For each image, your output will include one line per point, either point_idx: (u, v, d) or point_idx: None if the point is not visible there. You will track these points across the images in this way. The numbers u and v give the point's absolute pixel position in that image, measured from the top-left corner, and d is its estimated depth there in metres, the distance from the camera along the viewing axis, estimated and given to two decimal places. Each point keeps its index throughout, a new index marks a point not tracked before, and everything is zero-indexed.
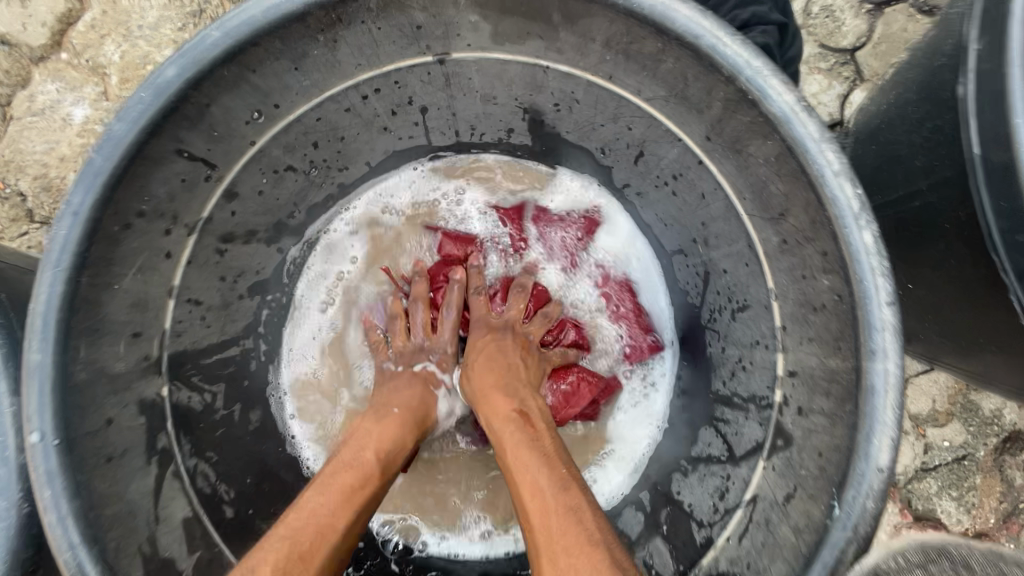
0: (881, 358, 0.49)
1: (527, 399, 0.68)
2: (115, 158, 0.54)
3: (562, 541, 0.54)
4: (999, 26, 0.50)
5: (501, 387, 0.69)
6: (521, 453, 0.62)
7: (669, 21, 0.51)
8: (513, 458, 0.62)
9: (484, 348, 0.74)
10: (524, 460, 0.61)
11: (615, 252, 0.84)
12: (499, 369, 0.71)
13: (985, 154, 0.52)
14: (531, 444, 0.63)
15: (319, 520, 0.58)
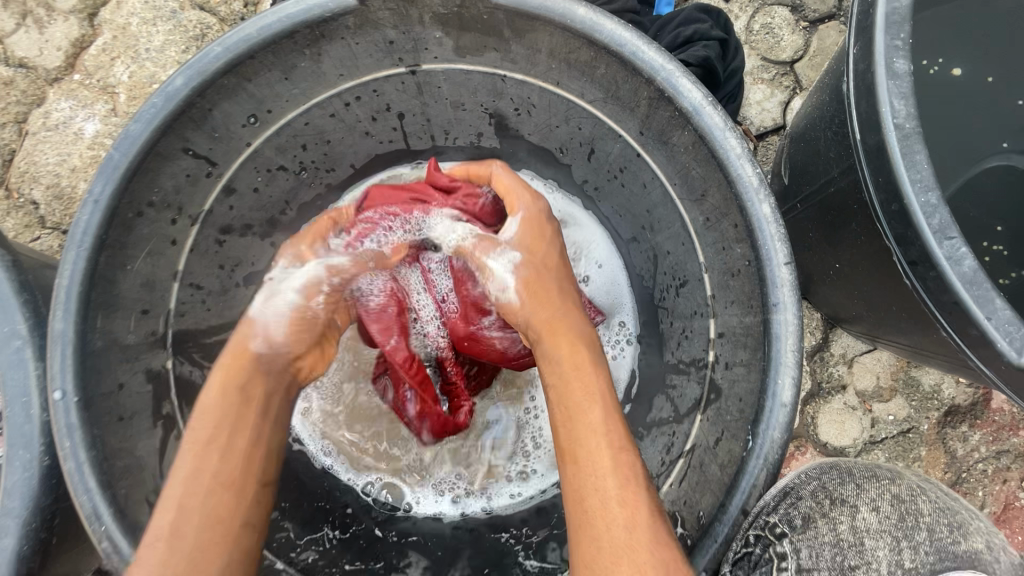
0: (781, 310, 0.58)
1: (592, 342, 0.64)
2: (130, 155, 0.63)
3: (606, 474, 0.54)
4: (870, 33, 0.60)
5: (566, 324, 0.64)
6: (592, 396, 0.59)
7: (596, 32, 0.61)
8: (578, 395, 0.59)
9: (541, 279, 0.67)
10: (586, 401, 0.58)
11: (576, 249, 0.94)
12: (557, 309, 0.65)
13: (864, 139, 0.62)
14: (599, 390, 0.59)
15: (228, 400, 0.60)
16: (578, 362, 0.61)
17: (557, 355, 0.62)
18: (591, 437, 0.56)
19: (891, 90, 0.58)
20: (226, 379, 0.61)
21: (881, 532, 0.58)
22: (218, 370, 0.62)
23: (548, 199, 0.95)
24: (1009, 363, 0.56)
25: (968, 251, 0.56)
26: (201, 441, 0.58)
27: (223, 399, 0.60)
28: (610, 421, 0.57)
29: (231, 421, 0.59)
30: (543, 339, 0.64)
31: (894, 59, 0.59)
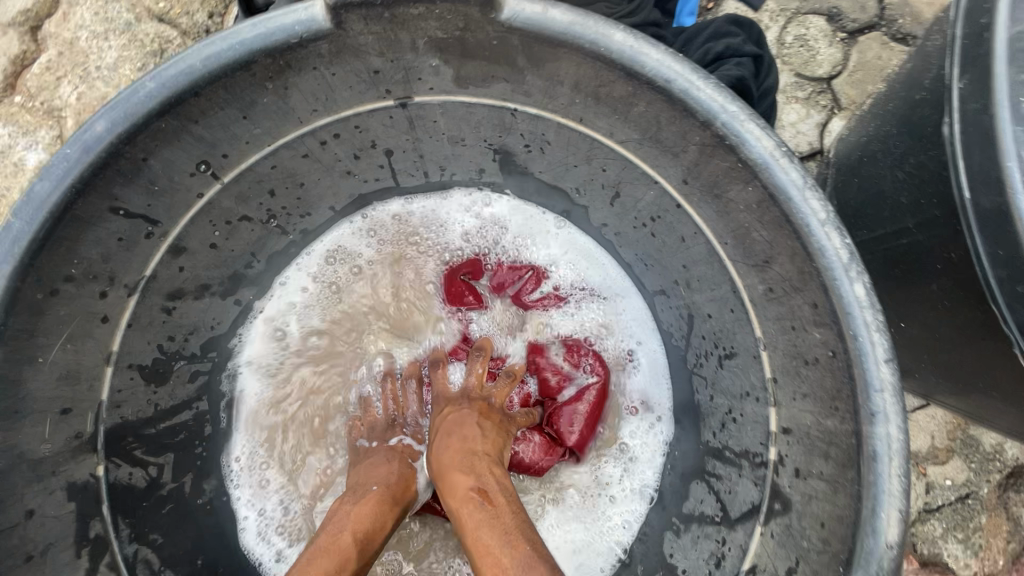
0: (884, 424, 0.45)
1: (490, 472, 0.59)
2: (37, 223, 0.48)
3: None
4: (985, 63, 0.47)
5: (460, 459, 0.60)
6: (480, 530, 0.53)
7: (637, 64, 0.48)
8: (471, 535, 0.54)
9: (445, 420, 0.66)
10: (478, 536, 0.53)
11: (603, 305, 0.80)
12: (458, 444, 0.62)
13: (976, 196, 0.49)
14: (494, 524, 0.54)
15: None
16: (470, 497, 0.56)
17: (453, 497, 0.58)
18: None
19: (1020, 138, 0.45)
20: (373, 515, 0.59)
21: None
22: (367, 502, 0.60)
23: (568, 246, 0.81)
24: None
25: None
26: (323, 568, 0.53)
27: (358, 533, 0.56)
28: (497, 549, 0.51)
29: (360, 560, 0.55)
30: (447, 479, 0.60)
31: (1021, 98, 0.46)
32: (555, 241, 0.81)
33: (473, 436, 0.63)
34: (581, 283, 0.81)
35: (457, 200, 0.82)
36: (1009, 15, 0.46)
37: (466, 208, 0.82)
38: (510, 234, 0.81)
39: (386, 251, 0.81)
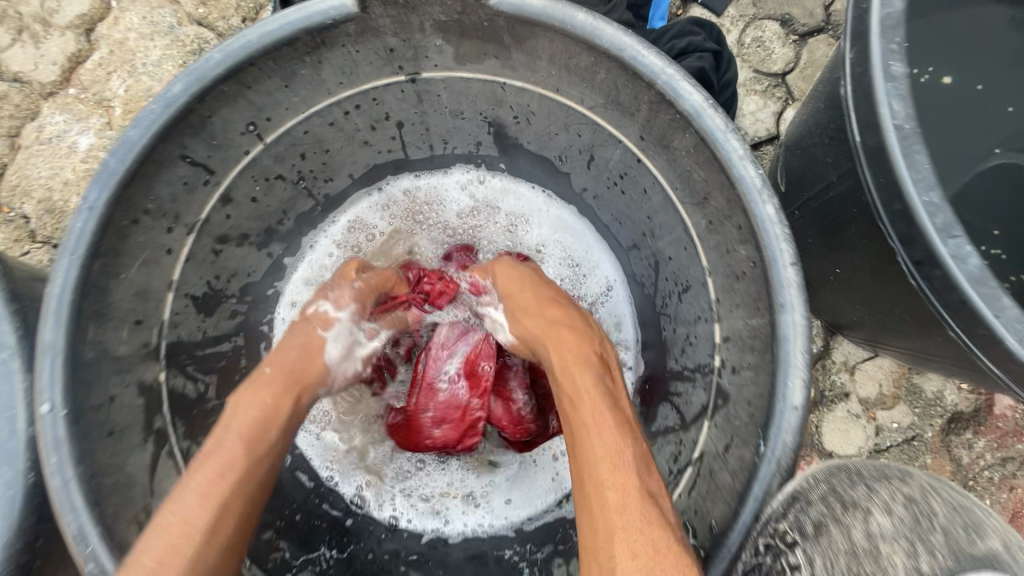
0: (790, 310, 0.57)
1: (587, 344, 0.66)
2: (127, 161, 0.62)
3: (613, 477, 0.55)
4: (866, 38, 0.62)
5: (557, 329, 0.67)
6: (582, 388, 0.61)
7: (597, 38, 0.61)
8: (571, 390, 0.62)
9: (522, 293, 0.72)
10: (581, 391, 0.61)
11: (582, 268, 0.94)
12: (557, 317, 0.68)
13: (864, 140, 0.63)
14: (596, 386, 0.62)
15: (206, 497, 0.56)
16: (577, 363, 0.63)
17: (555, 358, 0.65)
18: (586, 429, 0.59)
19: (889, 92, 0.59)
20: (274, 403, 0.63)
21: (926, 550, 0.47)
22: (267, 393, 0.63)
23: (553, 216, 0.95)
24: (1020, 363, 0.56)
25: (972, 249, 0.56)
26: (217, 464, 0.58)
27: (251, 425, 0.61)
28: (598, 413, 0.59)
29: (258, 450, 0.60)
30: (545, 342, 0.67)
31: (891, 63, 0.59)
32: (541, 211, 0.95)
33: (562, 302, 0.71)
34: (564, 247, 0.94)
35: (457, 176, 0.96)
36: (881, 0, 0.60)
37: (464, 183, 0.96)
38: (501, 206, 0.96)
39: (396, 222, 0.95)
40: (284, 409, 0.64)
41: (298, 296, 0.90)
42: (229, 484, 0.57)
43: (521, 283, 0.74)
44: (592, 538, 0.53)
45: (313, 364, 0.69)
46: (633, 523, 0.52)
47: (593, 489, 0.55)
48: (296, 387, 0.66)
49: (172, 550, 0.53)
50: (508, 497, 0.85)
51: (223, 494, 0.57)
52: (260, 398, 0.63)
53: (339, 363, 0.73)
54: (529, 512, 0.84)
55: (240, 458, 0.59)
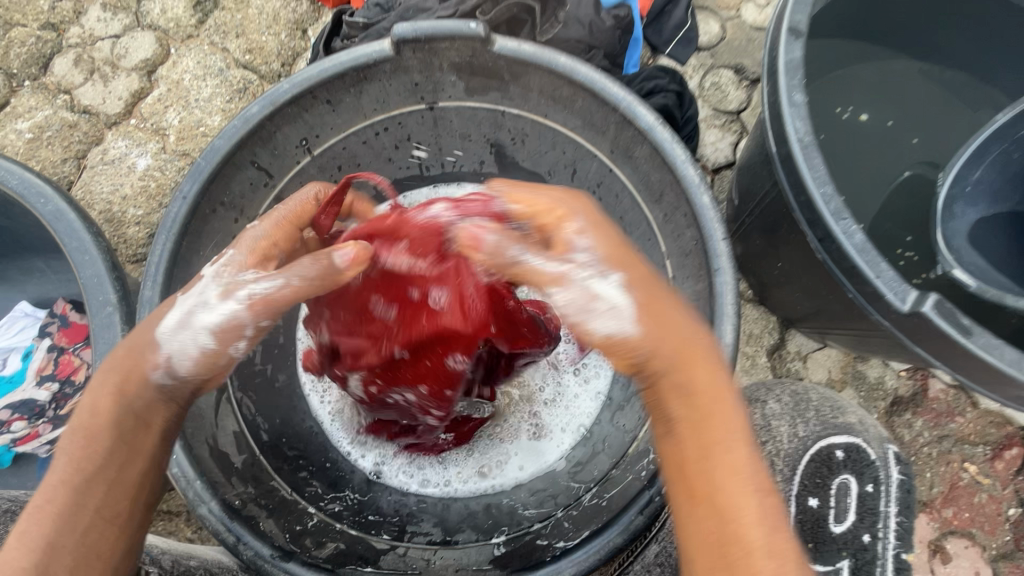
0: (722, 274, 0.75)
1: (718, 379, 0.56)
2: (213, 163, 0.81)
3: (768, 548, 0.49)
4: (775, 77, 0.82)
5: (691, 355, 0.55)
6: (727, 432, 0.53)
7: (573, 75, 0.82)
8: (715, 434, 0.53)
9: (649, 288, 0.56)
10: (712, 409, 0.54)
11: None
12: (680, 332, 0.56)
13: (779, 151, 0.82)
14: (733, 427, 0.53)
15: (71, 463, 0.54)
16: (712, 397, 0.54)
17: (686, 395, 0.54)
18: (735, 484, 0.51)
19: (793, 115, 0.79)
20: (113, 406, 0.56)
21: (782, 414, 0.79)
22: (108, 378, 0.58)
23: None
24: (898, 312, 0.73)
25: (857, 228, 0.75)
26: (79, 473, 0.54)
27: (77, 435, 0.56)
28: (749, 464, 0.52)
29: (112, 446, 0.55)
30: (670, 373, 0.55)
31: (793, 93, 0.80)
32: None
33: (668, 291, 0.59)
34: None
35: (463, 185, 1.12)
36: (785, 49, 0.82)
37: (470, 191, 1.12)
38: None
39: None
40: (141, 396, 0.57)
41: None
42: (90, 507, 0.54)
43: (618, 250, 0.57)
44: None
45: (144, 334, 0.58)
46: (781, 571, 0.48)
47: (740, 556, 0.48)
48: (131, 390, 0.57)
49: (44, 507, 0.54)
50: (520, 464, 0.94)
51: (55, 518, 0.53)
52: (109, 378, 0.58)
53: (168, 337, 0.57)
54: (527, 471, 0.93)
55: (109, 468, 0.55)
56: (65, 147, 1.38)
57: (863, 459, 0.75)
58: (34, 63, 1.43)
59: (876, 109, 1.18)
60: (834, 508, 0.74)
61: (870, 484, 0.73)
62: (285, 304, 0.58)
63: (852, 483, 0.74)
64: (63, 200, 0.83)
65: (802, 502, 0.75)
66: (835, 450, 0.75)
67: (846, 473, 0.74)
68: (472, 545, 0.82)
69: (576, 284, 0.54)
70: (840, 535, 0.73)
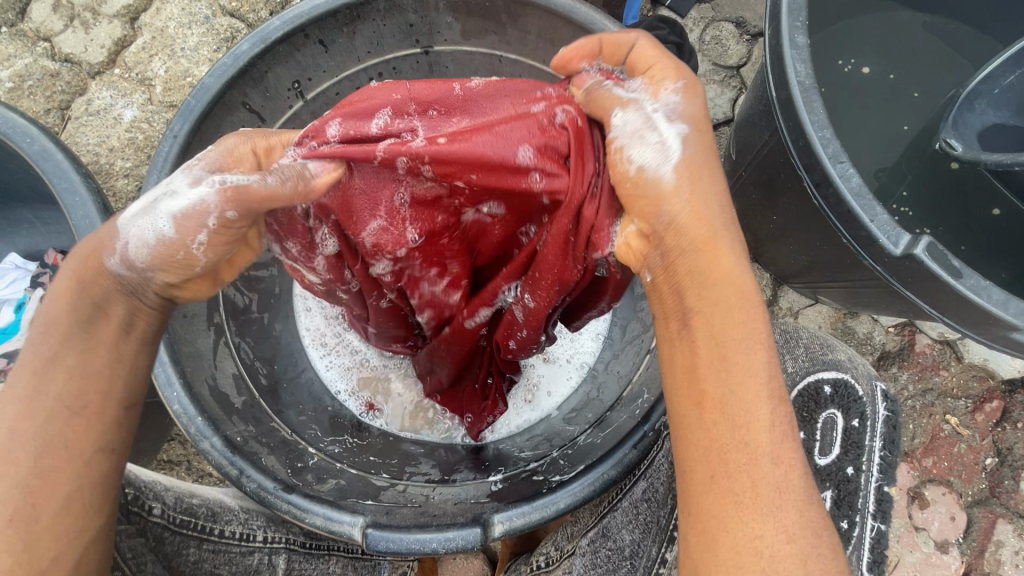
0: None
1: (741, 276, 0.53)
2: (203, 101, 0.79)
3: (776, 451, 0.48)
4: (777, 18, 0.81)
5: (717, 258, 0.53)
6: (749, 337, 0.51)
7: (574, 14, 0.81)
8: (727, 337, 0.51)
9: (707, 165, 0.56)
10: (735, 316, 0.51)
11: None
12: (713, 216, 0.54)
13: (778, 94, 0.81)
14: (750, 326, 0.51)
15: (33, 361, 0.54)
16: (741, 298, 0.52)
17: (706, 291, 0.52)
18: (747, 386, 0.49)
19: (794, 57, 0.78)
20: (78, 299, 0.56)
21: (772, 351, 0.80)
22: (68, 274, 0.57)
23: None
24: (891, 255, 0.74)
25: (854, 171, 0.75)
26: (40, 368, 0.53)
27: (42, 333, 0.55)
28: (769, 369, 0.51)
29: (75, 341, 0.55)
30: (687, 261, 0.54)
31: (795, 35, 0.79)
32: None
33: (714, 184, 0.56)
34: None
35: None
36: None
37: None
38: None
39: None
40: (99, 284, 0.56)
41: None
42: (48, 394, 0.53)
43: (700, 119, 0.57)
44: (729, 510, 0.47)
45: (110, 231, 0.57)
46: (783, 480, 0.48)
47: (745, 459, 0.48)
48: (90, 278, 0.56)
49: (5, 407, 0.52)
50: (549, 390, 1.00)
51: (9, 421, 0.52)
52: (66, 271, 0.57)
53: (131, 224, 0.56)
54: (535, 415, 0.98)
55: (69, 357, 0.54)
56: (46, 97, 1.34)
57: (851, 394, 0.76)
58: (10, 9, 1.36)
59: (878, 62, 1.16)
60: (818, 442, 0.77)
61: (857, 419, 0.76)
62: (262, 203, 0.55)
63: (838, 418, 0.76)
64: (49, 140, 0.82)
65: (790, 435, 0.76)
66: (823, 386, 0.77)
67: (834, 409, 0.77)
68: (470, 482, 0.83)
69: (642, 109, 0.57)
70: (824, 467, 0.76)
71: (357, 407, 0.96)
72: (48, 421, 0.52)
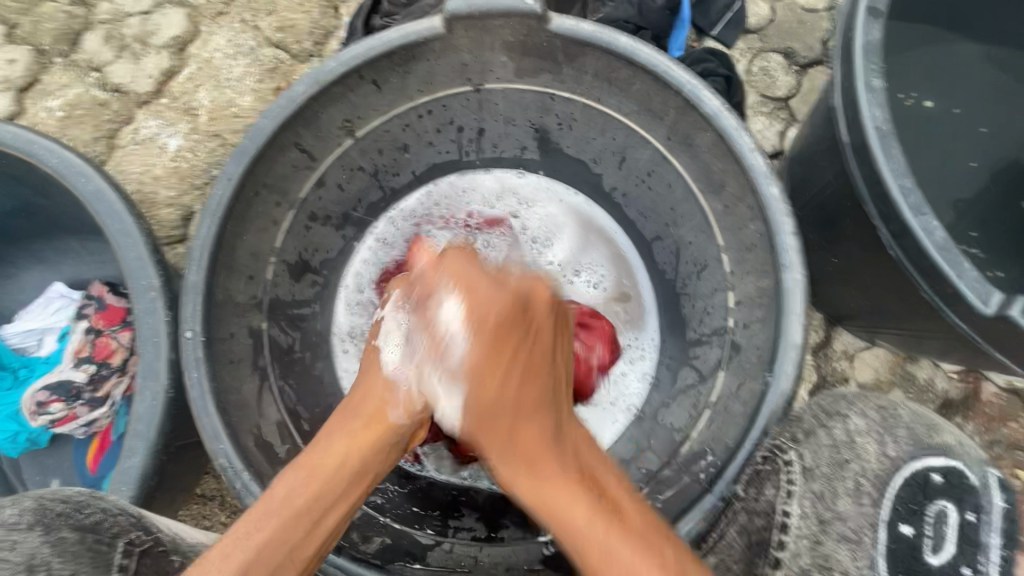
0: (790, 271, 0.71)
1: (564, 490, 0.57)
2: (257, 143, 0.78)
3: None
4: (850, 60, 0.77)
5: (527, 463, 0.60)
6: (596, 555, 0.54)
7: (635, 56, 0.78)
8: (593, 572, 0.54)
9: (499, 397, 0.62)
10: (579, 534, 0.55)
11: (594, 282, 1.08)
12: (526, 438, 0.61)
13: (851, 139, 0.77)
14: (603, 549, 0.53)
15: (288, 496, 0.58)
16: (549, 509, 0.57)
17: (560, 519, 0.56)
18: None
19: (870, 102, 0.74)
20: (346, 450, 0.62)
21: (869, 430, 0.72)
22: (353, 430, 0.64)
23: (581, 209, 1.10)
24: (981, 315, 0.69)
25: (938, 224, 0.70)
26: (294, 504, 0.58)
27: (301, 468, 0.60)
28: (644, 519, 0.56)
29: (337, 487, 0.60)
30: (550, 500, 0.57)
31: (871, 79, 0.75)
32: (575, 205, 1.10)
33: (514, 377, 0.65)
34: (583, 242, 1.09)
35: (485, 171, 1.10)
36: (863, 30, 0.76)
37: (491, 177, 1.11)
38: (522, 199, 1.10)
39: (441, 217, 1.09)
40: (385, 436, 0.65)
41: (352, 283, 1.03)
42: (289, 542, 0.56)
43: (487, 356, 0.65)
44: None
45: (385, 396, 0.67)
46: None
47: None
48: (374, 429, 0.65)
49: (248, 533, 0.56)
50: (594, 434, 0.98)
51: (253, 549, 0.55)
52: (352, 427, 0.65)
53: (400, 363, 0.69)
54: None
55: (326, 504, 0.59)
56: (95, 126, 1.36)
57: (964, 485, 0.66)
58: (63, 40, 1.40)
59: (941, 96, 1.11)
60: (927, 537, 0.66)
61: (972, 513, 0.66)
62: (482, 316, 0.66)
63: (951, 512, 0.66)
64: (103, 179, 0.82)
65: (894, 528, 0.67)
66: (932, 474, 0.67)
67: (945, 500, 0.66)
68: (518, 541, 0.80)
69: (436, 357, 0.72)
70: (937, 567, 0.65)
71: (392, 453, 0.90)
72: (289, 553, 0.56)
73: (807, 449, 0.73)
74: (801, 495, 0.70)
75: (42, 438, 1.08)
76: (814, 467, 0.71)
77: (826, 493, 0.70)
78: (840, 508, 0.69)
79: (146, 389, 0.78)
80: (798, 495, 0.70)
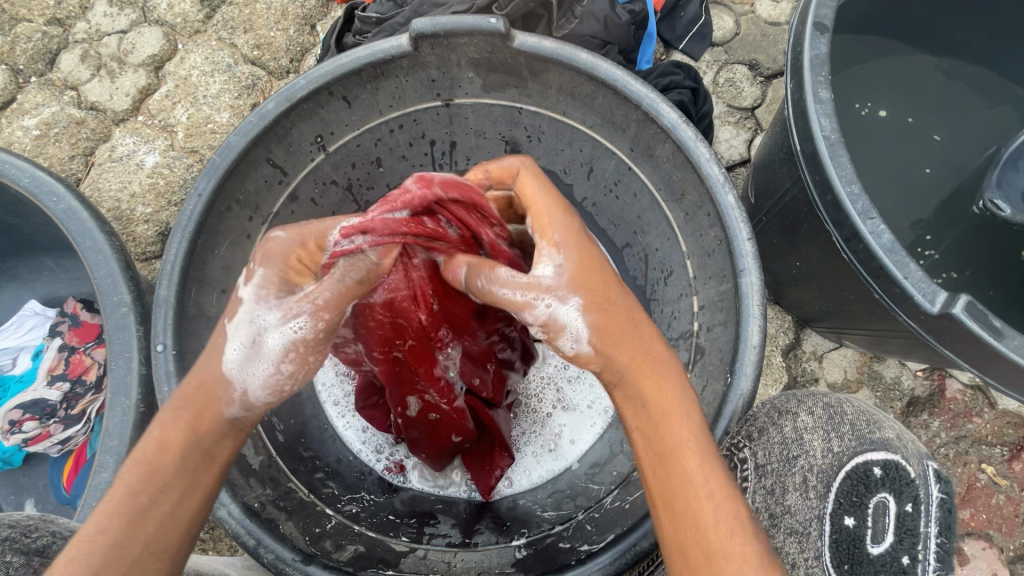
0: (747, 274, 0.74)
1: (676, 391, 0.57)
2: (228, 159, 0.79)
3: (730, 549, 0.50)
4: (800, 73, 0.81)
5: (639, 363, 0.58)
6: (687, 440, 0.55)
7: (596, 71, 0.81)
8: (678, 453, 0.54)
9: (615, 310, 0.60)
10: (676, 435, 0.55)
11: None
12: (640, 346, 0.59)
13: (803, 148, 0.80)
14: (688, 426, 0.56)
15: (128, 494, 0.51)
16: (654, 389, 0.57)
17: (647, 412, 0.57)
18: (693, 490, 0.53)
19: (818, 112, 0.77)
20: (183, 440, 0.54)
21: (815, 427, 0.74)
22: (176, 414, 0.55)
23: None
24: (927, 313, 0.72)
25: (885, 227, 0.73)
26: (135, 504, 0.51)
27: (138, 466, 0.52)
28: (708, 470, 0.53)
29: (183, 476, 0.54)
30: (626, 384, 0.58)
31: (818, 91, 0.78)
32: None
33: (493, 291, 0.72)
34: None
35: None
36: (810, 45, 0.80)
37: None
38: None
39: None
40: (213, 429, 0.56)
41: None
42: (140, 542, 0.51)
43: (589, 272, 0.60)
44: None
45: (210, 372, 0.56)
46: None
47: (702, 559, 0.50)
48: (204, 416, 0.56)
49: (91, 541, 0.50)
50: (572, 438, 0.97)
51: (95, 562, 0.49)
52: (174, 410, 0.56)
53: (240, 370, 0.56)
54: (558, 461, 0.96)
55: (166, 501, 0.52)
56: (71, 144, 1.37)
57: (903, 477, 0.66)
58: (40, 59, 1.40)
59: (896, 105, 1.16)
60: (868, 528, 0.66)
61: (910, 504, 0.64)
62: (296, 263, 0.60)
63: (890, 503, 0.65)
64: (74, 198, 0.83)
65: (836, 520, 0.67)
66: (872, 467, 0.67)
67: (885, 493, 0.66)
68: (493, 545, 0.82)
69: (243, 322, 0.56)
70: (876, 557, 0.64)
71: (378, 467, 0.95)
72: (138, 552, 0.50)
73: (760, 447, 0.76)
74: (754, 491, 0.74)
75: (16, 457, 1.07)
76: (765, 464, 0.75)
77: (776, 488, 0.73)
78: (788, 502, 0.71)
79: (117, 405, 0.78)
80: (752, 490, 0.75)
